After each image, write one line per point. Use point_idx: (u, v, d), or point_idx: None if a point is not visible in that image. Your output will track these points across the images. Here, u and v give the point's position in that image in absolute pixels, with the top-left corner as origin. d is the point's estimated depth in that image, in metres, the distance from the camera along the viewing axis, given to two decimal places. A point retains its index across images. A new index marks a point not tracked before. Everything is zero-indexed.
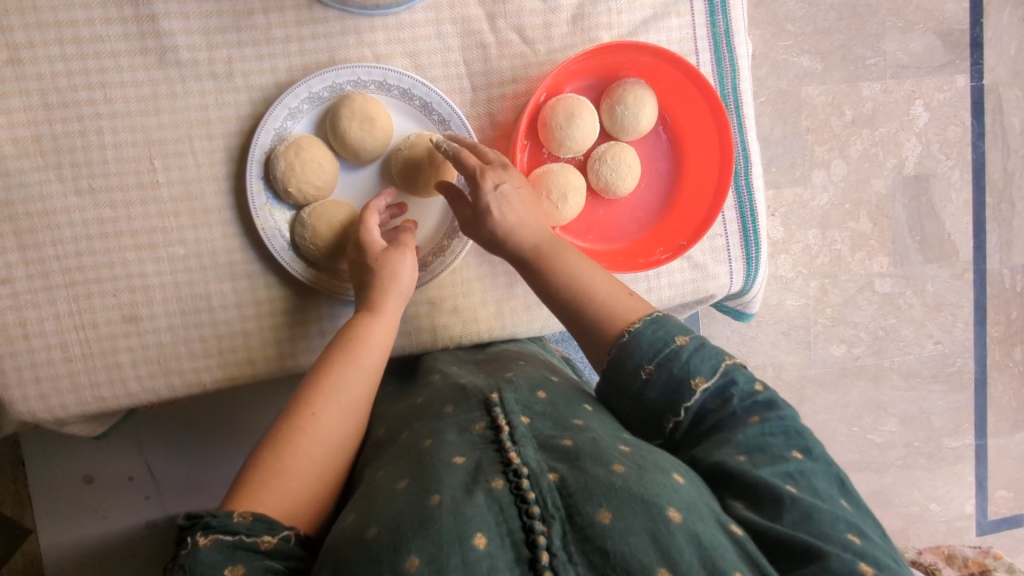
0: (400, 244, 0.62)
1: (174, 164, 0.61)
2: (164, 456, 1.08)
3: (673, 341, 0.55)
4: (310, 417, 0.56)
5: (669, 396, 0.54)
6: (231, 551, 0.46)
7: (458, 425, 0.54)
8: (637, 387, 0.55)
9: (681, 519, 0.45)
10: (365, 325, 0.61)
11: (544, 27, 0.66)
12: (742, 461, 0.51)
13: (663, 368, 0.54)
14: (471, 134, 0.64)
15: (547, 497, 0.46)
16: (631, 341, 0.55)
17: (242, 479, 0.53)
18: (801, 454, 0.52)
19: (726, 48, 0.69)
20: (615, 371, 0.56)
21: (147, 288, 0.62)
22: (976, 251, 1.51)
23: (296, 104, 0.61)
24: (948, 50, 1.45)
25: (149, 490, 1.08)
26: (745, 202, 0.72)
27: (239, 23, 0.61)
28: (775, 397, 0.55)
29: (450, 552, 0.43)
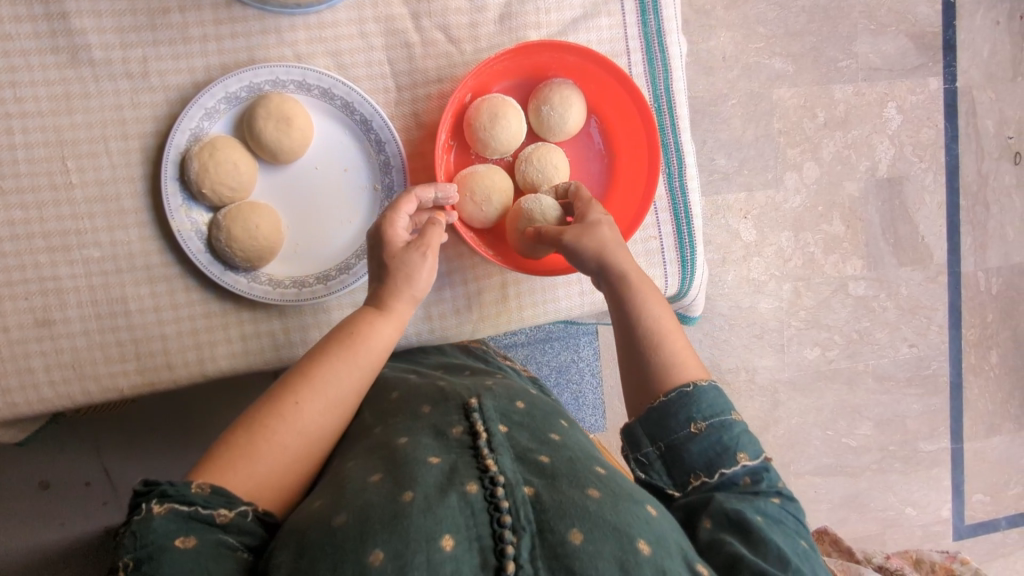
0: (420, 244, 0.60)
1: (88, 165, 0.60)
2: (121, 462, 1.07)
3: (729, 413, 0.57)
4: (292, 405, 0.56)
5: (709, 459, 0.55)
6: (186, 521, 0.47)
7: (436, 428, 0.55)
8: (680, 436, 0.56)
9: (650, 551, 0.46)
10: (369, 322, 0.60)
11: (470, 27, 0.65)
12: (759, 523, 0.51)
13: (713, 431, 0.55)
14: (394, 134, 0.63)
15: (520, 509, 0.46)
16: (693, 394, 0.57)
17: (216, 451, 0.53)
18: (807, 545, 0.53)
19: (657, 48, 0.68)
20: (666, 414, 0.56)
21: (61, 291, 0.61)
22: (951, 254, 1.51)
23: (212, 104, 0.60)
24: (920, 52, 1.44)
25: (106, 497, 1.07)
26: (679, 204, 0.71)
27: (155, 21, 0.60)
28: (795, 498, 0.56)
29: (415, 550, 0.44)
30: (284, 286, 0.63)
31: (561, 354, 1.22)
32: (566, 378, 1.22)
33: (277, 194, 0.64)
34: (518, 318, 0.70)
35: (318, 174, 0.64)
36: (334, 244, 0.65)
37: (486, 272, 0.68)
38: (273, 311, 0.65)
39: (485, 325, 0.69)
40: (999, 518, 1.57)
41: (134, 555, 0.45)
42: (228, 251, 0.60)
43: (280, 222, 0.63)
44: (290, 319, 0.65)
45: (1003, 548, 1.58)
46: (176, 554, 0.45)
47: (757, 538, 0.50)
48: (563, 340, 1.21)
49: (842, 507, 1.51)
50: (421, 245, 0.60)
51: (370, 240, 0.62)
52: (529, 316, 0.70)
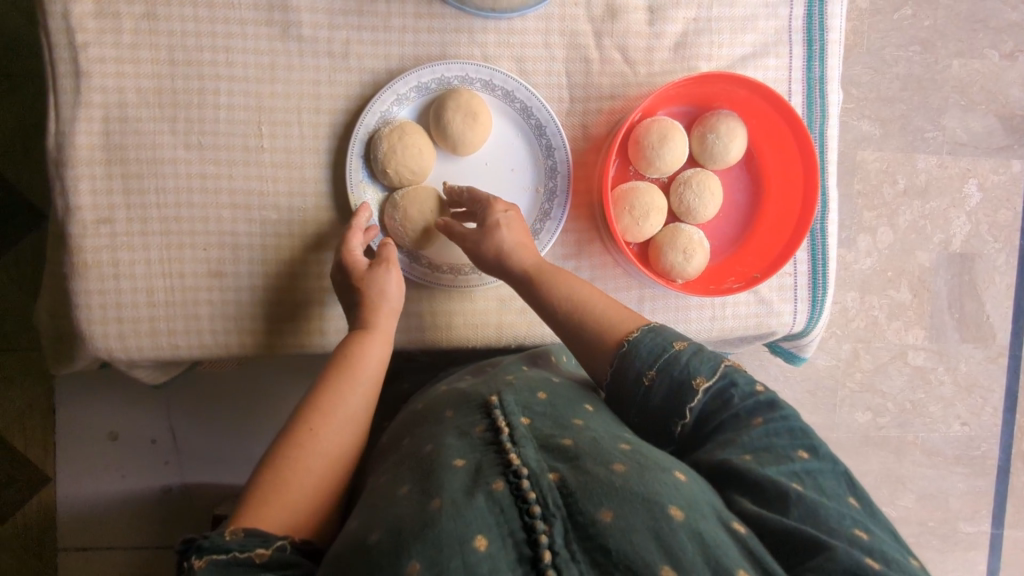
0: (381, 259, 0.63)
1: (281, 132, 0.64)
2: (187, 424, 1.09)
3: (671, 347, 0.57)
4: (307, 433, 0.56)
5: (672, 401, 0.55)
6: (225, 569, 0.44)
7: (459, 428, 0.55)
8: (640, 395, 0.57)
9: (683, 516, 0.45)
10: (360, 342, 0.61)
11: (647, 51, 0.68)
12: (745, 461, 0.50)
13: (664, 373, 0.56)
14: (564, 142, 0.66)
15: (547, 496, 0.46)
16: (631, 350, 0.58)
17: (246, 496, 0.52)
18: (807, 453, 0.52)
19: (818, 94, 0.71)
20: (620, 379, 0.58)
21: (236, 246, 0.64)
22: (1014, 337, 1.50)
23: (404, 91, 0.64)
24: (1008, 134, 1.45)
25: (167, 456, 1.09)
26: (817, 245, 0.73)
27: (363, 8, 0.64)
28: (778, 400, 0.55)
29: (451, 555, 0.42)
30: (441, 271, 0.67)
31: None
32: None
33: (446, 183, 0.67)
34: None
35: (485, 170, 0.67)
36: None
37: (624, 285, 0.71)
38: (423, 295, 0.68)
39: None
40: None
41: None
42: (399, 231, 0.65)
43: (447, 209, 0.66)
44: (438, 303, 0.68)
45: None
46: None
47: (744, 475, 0.49)
48: None
49: None
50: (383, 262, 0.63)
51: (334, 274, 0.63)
52: None
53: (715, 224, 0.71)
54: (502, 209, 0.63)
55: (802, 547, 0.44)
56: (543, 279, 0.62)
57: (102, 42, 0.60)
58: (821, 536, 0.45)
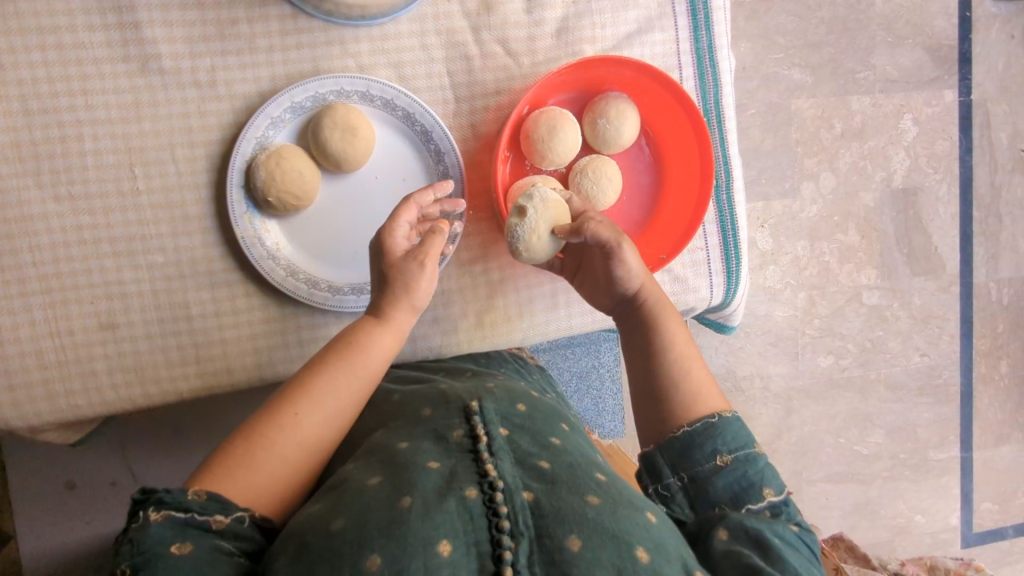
0: (419, 253, 0.60)
1: (155, 172, 0.61)
2: (147, 463, 1.08)
3: (754, 447, 0.57)
4: (291, 417, 0.56)
5: (734, 493, 0.55)
6: (182, 528, 0.47)
7: (437, 431, 0.56)
8: (706, 470, 0.56)
9: (648, 559, 0.46)
10: (368, 332, 0.60)
11: (528, 40, 0.66)
12: (776, 544, 0.51)
13: (738, 466, 0.56)
14: (453, 145, 0.64)
15: (519, 516, 0.47)
16: (718, 425, 0.57)
17: (215, 461, 0.54)
18: (821, 575, 0.53)
19: (708, 64, 0.69)
20: (691, 446, 0.57)
21: (125, 296, 0.62)
22: (963, 264, 1.52)
23: (278, 113, 0.61)
24: (937, 65, 1.46)
25: (131, 496, 1.09)
26: (726, 216, 0.72)
27: (223, 31, 0.61)
28: (811, 530, 0.56)
29: (413, 555, 0.45)
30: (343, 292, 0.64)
31: (581, 360, 1.24)
32: (585, 383, 1.25)
33: (337, 202, 0.65)
34: (566, 324, 0.71)
35: (377, 184, 0.65)
36: None
37: (536, 281, 0.70)
38: (330, 318, 0.66)
39: (533, 332, 0.70)
40: (1005, 526, 1.59)
41: (129, 563, 0.46)
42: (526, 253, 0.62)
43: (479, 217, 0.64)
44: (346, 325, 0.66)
45: (1009, 556, 1.59)
46: (171, 560, 0.45)
47: (772, 558, 0.50)
48: (583, 346, 1.23)
49: (853, 514, 1.52)
50: (420, 254, 0.60)
51: (373, 248, 0.62)
52: (577, 323, 0.71)
53: (618, 208, 0.70)
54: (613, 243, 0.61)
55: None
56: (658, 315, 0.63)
57: None
58: None
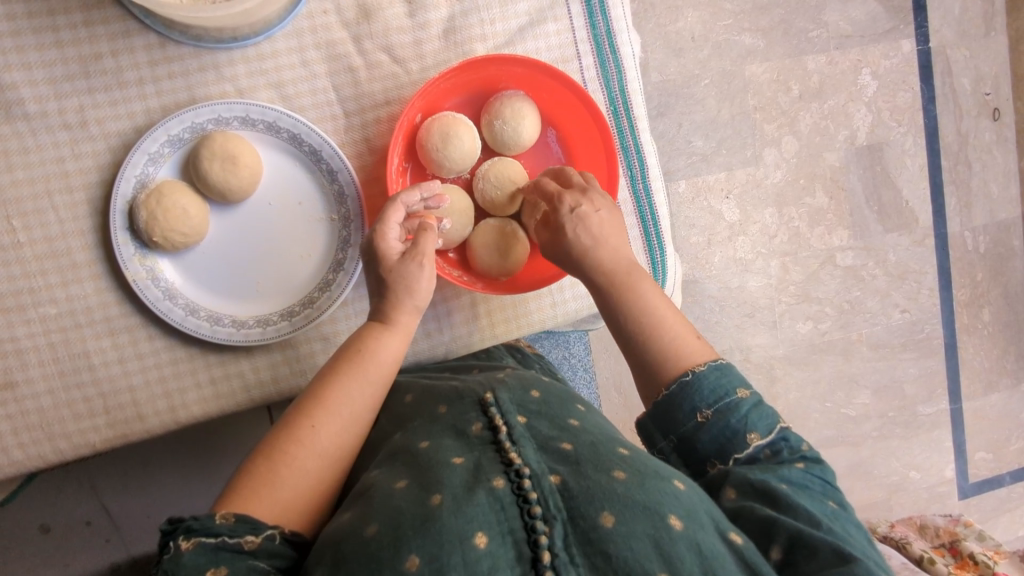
0: (416, 254, 0.59)
1: (34, 222, 0.59)
2: (121, 498, 1.07)
3: (734, 393, 0.56)
4: (309, 430, 0.56)
5: (721, 444, 0.55)
6: (213, 553, 0.48)
7: (456, 427, 0.56)
8: (689, 428, 0.56)
9: (683, 526, 0.47)
10: (376, 337, 0.59)
11: (414, 45, 0.63)
12: (784, 489, 0.52)
13: (720, 418, 0.55)
14: (345, 163, 0.62)
15: (548, 498, 0.47)
16: (693, 383, 0.56)
17: (240, 481, 0.53)
18: (836, 503, 0.55)
19: (609, 50, 0.66)
20: (670, 408, 0.57)
21: (20, 352, 0.60)
22: (937, 216, 1.49)
23: (155, 148, 0.59)
24: (891, 15, 1.42)
25: (108, 533, 1.08)
26: (645, 206, 0.69)
27: (88, 69, 0.58)
28: (820, 457, 0.58)
29: (450, 551, 0.45)
30: (248, 326, 0.62)
31: (553, 352, 1.18)
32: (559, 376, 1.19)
33: (233, 234, 0.63)
34: (490, 336, 0.68)
35: (272, 210, 0.63)
36: (297, 276, 0.64)
37: (455, 292, 0.66)
38: (242, 353, 0.64)
39: (459, 344, 0.67)
40: (1003, 474, 1.58)
41: None
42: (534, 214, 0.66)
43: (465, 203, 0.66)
44: (257, 358, 0.64)
45: (1009, 503, 1.58)
46: None
47: (785, 503, 0.51)
48: (554, 338, 1.18)
49: (847, 477, 1.51)
50: (416, 255, 0.60)
51: (364, 256, 0.61)
52: (502, 332, 0.68)
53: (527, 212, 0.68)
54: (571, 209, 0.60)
55: (836, 558, 0.47)
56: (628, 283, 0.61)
57: None
58: (852, 554, 0.47)
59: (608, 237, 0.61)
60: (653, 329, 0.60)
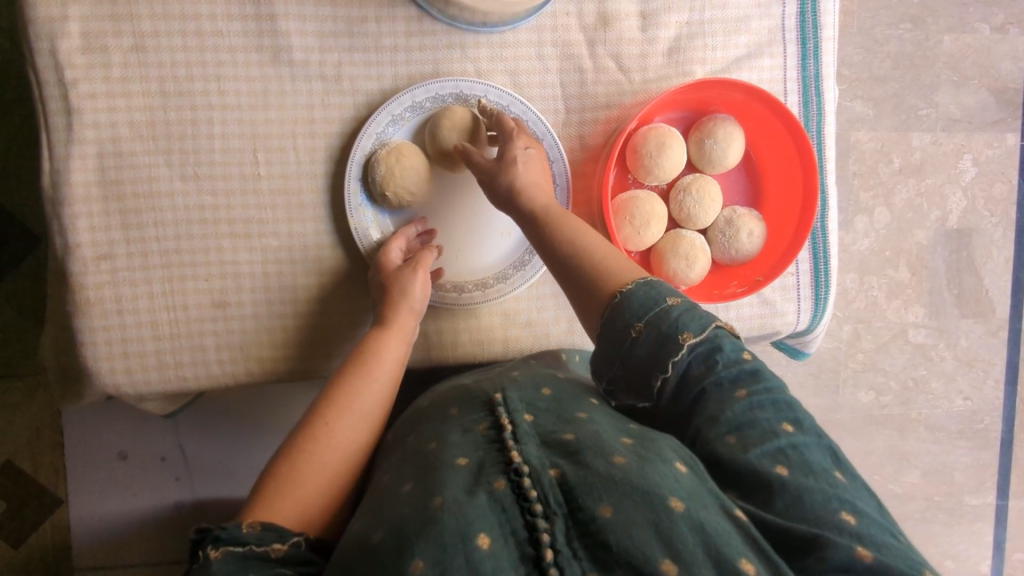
0: (413, 262, 0.63)
1: (276, 159, 0.63)
2: (197, 441, 1.06)
3: (664, 301, 0.52)
4: (323, 425, 0.58)
5: (654, 355, 0.51)
6: (243, 562, 0.45)
7: (463, 425, 0.54)
8: (625, 347, 0.52)
9: (684, 508, 0.43)
10: (377, 338, 0.63)
11: (640, 57, 0.68)
12: (730, 448, 0.47)
13: (652, 328, 0.51)
14: (562, 154, 0.66)
15: (549, 493, 0.45)
16: (623, 300, 0.54)
17: (259, 488, 0.54)
18: (791, 425, 0.48)
19: (814, 92, 0.70)
20: (606, 331, 0.54)
21: (238, 276, 0.64)
22: (1013, 310, 1.50)
23: (399, 111, 0.64)
24: (1001, 107, 1.44)
25: (178, 473, 1.07)
26: (818, 244, 0.73)
27: (353, 29, 0.63)
28: (762, 367, 0.51)
29: (454, 554, 0.41)
30: (446, 289, 0.66)
31: None
32: None
33: (444, 199, 0.68)
34: None
35: None
36: (494, 252, 0.68)
37: None
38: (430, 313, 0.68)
39: None
40: None
41: None
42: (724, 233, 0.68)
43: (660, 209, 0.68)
44: (443, 321, 0.68)
45: None
46: None
47: (734, 467, 0.47)
48: None
49: None
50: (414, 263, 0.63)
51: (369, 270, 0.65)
52: None
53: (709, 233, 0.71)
54: (523, 146, 0.61)
55: (800, 546, 0.43)
56: (554, 219, 0.60)
57: (92, 78, 0.59)
58: (815, 528, 0.43)
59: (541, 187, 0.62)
60: (585, 252, 0.59)
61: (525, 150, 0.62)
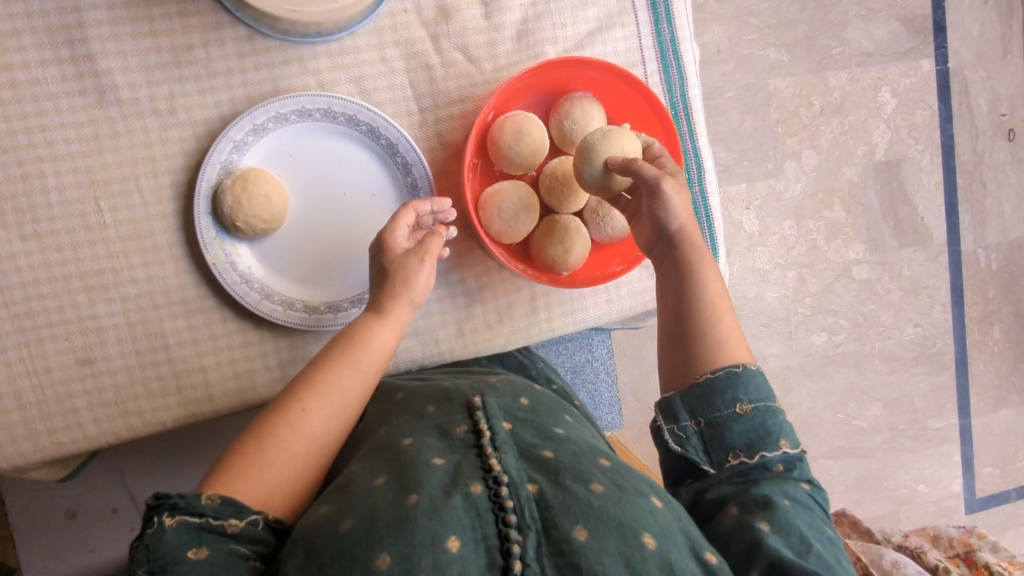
0: (420, 251, 0.62)
1: (121, 203, 0.61)
2: (146, 490, 1.06)
3: (773, 400, 0.59)
4: (299, 412, 0.57)
5: (751, 440, 0.57)
6: (198, 532, 0.48)
7: (439, 428, 0.56)
8: (725, 415, 0.58)
9: (655, 545, 0.48)
10: (369, 327, 0.61)
11: (489, 46, 0.66)
12: (785, 506, 0.54)
13: (759, 414, 0.57)
14: (420, 157, 0.64)
15: (524, 507, 0.48)
16: (742, 374, 0.59)
17: (223, 464, 0.55)
18: (829, 532, 0.56)
19: (672, 57, 0.69)
20: (713, 392, 0.58)
21: (100, 330, 0.62)
22: (950, 233, 1.50)
23: (240, 137, 0.61)
24: (912, 35, 1.42)
25: (133, 523, 1.07)
26: (701, 209, 0.72)
27: (179, 58, 0.60)
28: (820, 486, 0.59)
29: (422, 552, 0.45)
30: (320, 311, 0.64)
31: (576, 355, 1.22)
32: (581, 377, 1.23)
33: (308, 220, 0.65)
34: (547, 327, 0.71)
35: (347, 200, 0.65)
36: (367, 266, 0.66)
37: (515, 285, 0.70)
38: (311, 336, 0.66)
39: (516, 337, 0.70)
40: (1008, 489, 1.58)
41: (148, 568, 0.47)
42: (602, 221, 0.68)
43: (528, 200, 0.67)
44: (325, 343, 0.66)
45: (1015, 519, 1.59)
46: (189, 565, 0.46)
47: (777, 523, 0.52)
48: (578, 340, 1.22)
49: (857, 488, 1.51)
50: (421, 251, 0.62)
51: (371, 250, 0.63)
52: (558, 325, 0.71)
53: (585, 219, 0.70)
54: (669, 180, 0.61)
55: None
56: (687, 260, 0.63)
57: None
58: None
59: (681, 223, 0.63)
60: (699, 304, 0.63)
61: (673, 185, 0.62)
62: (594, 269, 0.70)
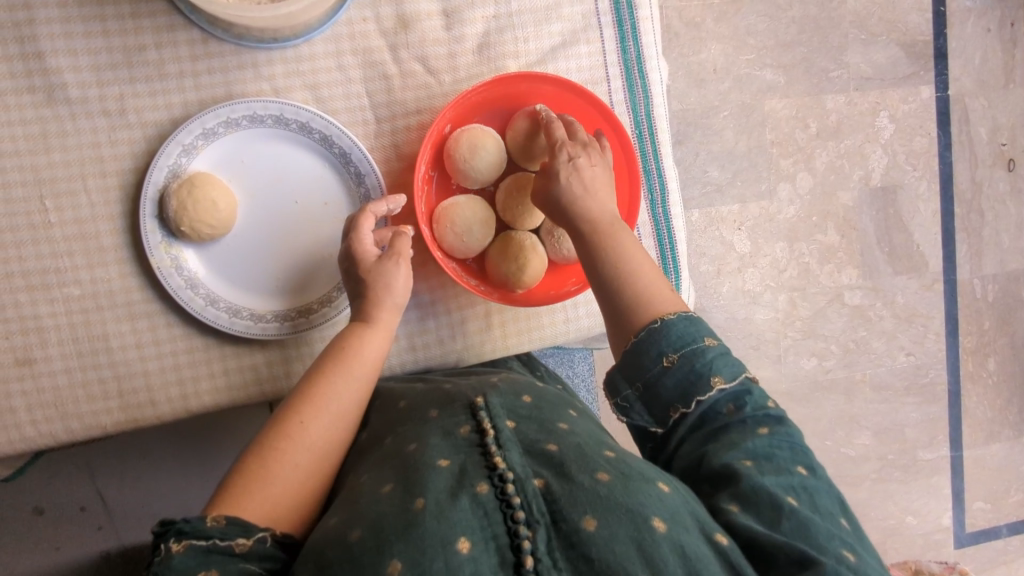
0: (392, 253, 0.61)
1: (67, 203, 0.60)
2: (117, 488, 1.04)
3: (701, 340, 0.57)
4: (296, 425, 0.57)
5: (684, 388, 0.55)
6: (204, 556, 0.47)
7: (443, 428, 0.55)
8: (655, 372, 0.56)
9: (666, 529, 0.46)
10: (357, 335, 0.60)
11: (449, 57, 0.65)
12: (750, 470, 0.52)
13: (686, 361, 0.56)
14: (373, 166, 0.63)
15: (532, 502, 0.47)
16: (662, 328, 0.57)
17: (229, 485, 0.54)
18: (806, 470, 0.54)
19: (637, 75, 0.69)
20: (638, 354, 0.57)
21: (41, 330, 0.60)
22: (946, 262, 1.46)
23: (190, 140, 0.60)
24: (912, 60, 1.40)
25: (101, 521, 1.04)
26: (663, 230, 0.71)
27: (131, 59, 0.60)
28: (785, 417, 0.57)
29: (433, 556, 0.44)
30: (267, 320, 0.63)
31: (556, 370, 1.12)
32: None
33: (258, 226, 0.64)
34: (503, 345, 0.69)
35: (297, 209, 0.64)
36: (317, 275, 0.65)
37: (470, 300, 0.68)
38: (258, 344, 0.65)
39: (470, 354, 0.68)
40: (999, 525, 1.52)
41: None
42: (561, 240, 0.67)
43: (482, 217, 0.67)
44: (272, 352, 0.65)
45: (1005, 556, 1.52)
46: None
47: (748, 490, 0.51)
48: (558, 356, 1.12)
49: None
50: (393, 255, 0.62)
51: (343, 263, 0.62)
52: (514, 342, 0.69)
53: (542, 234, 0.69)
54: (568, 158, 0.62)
55: (794, 565, 0.47)
56: (610, 230, 0.62)
57: None
58: (813, 555, 0.47)
59: (598, 189, 0.62)
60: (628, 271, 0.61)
61: (570, 163, 0.62)
62: (549, 286, 0.69)
